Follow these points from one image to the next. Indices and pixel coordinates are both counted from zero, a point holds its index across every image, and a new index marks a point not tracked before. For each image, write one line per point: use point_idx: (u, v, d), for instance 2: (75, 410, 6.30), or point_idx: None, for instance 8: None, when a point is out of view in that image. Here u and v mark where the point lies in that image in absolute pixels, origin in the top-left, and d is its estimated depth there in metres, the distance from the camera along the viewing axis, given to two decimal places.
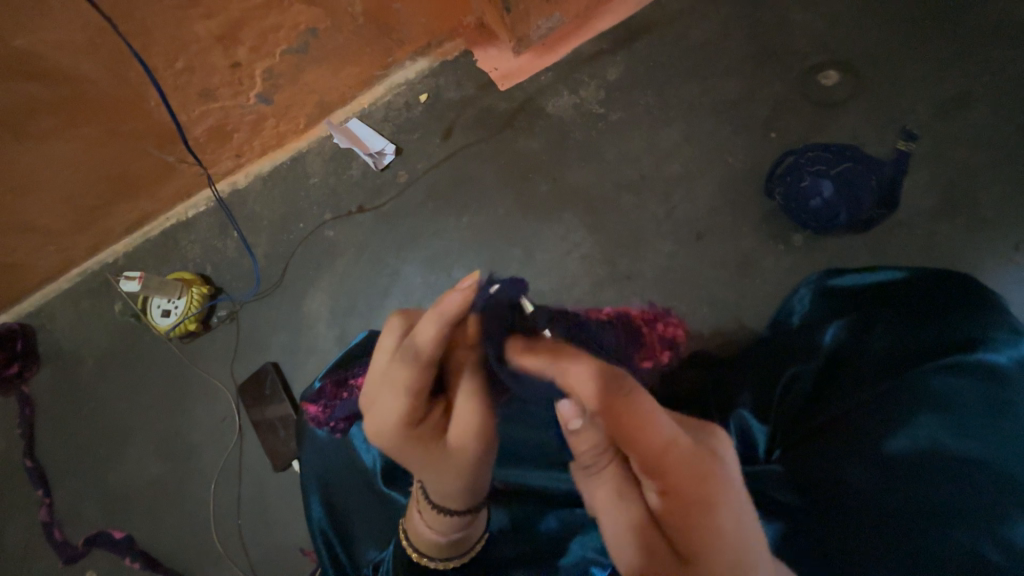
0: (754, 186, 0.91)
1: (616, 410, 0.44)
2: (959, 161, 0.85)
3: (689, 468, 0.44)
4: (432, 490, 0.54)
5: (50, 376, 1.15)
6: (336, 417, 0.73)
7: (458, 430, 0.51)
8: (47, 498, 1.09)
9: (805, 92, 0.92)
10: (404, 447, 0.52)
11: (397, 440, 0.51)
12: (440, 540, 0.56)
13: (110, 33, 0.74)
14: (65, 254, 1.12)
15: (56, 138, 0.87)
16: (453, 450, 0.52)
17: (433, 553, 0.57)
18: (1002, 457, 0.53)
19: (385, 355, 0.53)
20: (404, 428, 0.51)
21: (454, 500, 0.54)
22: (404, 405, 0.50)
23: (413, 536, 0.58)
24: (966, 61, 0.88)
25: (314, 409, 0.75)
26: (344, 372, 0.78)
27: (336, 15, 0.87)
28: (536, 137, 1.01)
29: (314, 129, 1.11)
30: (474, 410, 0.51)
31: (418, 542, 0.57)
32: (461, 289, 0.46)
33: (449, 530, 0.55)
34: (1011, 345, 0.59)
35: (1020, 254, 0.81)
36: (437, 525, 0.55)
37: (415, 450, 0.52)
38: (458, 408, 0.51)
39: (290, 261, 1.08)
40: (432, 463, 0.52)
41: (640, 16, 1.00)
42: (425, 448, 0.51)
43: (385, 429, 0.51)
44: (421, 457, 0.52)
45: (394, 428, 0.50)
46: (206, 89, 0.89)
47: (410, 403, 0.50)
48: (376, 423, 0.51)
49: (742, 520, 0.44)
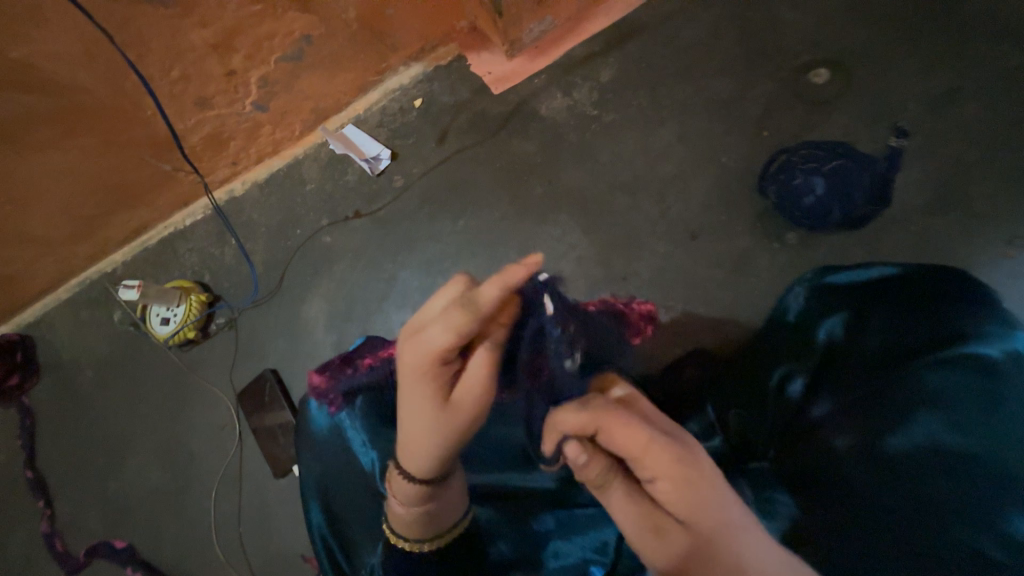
0: (748, 185, 0.91)
1: (605, 421, 0.48)
2: (950, 157, 0.85)
3: (670, 489, 0.46)
4: (409, 451, 0.54)
5: (50, 386, 1.15)
6: (337, 390, 0.75)
7: (466, 392, 0.52)
8: (48, 509, 1.09)
9: (797, 91, 0.93)
10: (416, 388, 0.52)
11: (412, 382, 0.52)
12: (417, 520, 0.57)
13: (106, 43, 0.75)
14: (63, 264, 1.12)
15: (54, 148, 0.88)
16: (452, 411, 0.52)
17: (410, 533, 0.57)
18: (1000, 450, 0.52)
19: (432, 307, 0.53)
20: (426, 370, 0.51)
21: (431, 465, 0.54)
22: (445, 343, 0.49)
23: (391, 517, 0.58)
24: (956, 57, 0.88)
25: (316, 379, 0.78)
26: (354, 352, 0.82)
27: (330, 22, 0.88)
28: (530, 139, 1.01)
29: (310, 135, 1.11)
30: (484, 379, 0.52)
31: (397, 523, 0.58)
32: (525, 264, 0.49)
33: (418, 502, 0.56)
34: (1003, 338, 0.59)
35: (1013, 248, 0.81)
36: (407, 495, 0.56)
37: (422, 399, 0.52)
38: (471, 370, 0.52)
39: (288, 266, 1.09)
40: (432, 416, 0.52)
41: (632, 18, 1.01)
42: (431, 400, 0.51)
43: (410, 364, 0.51)
44: (423, 410, 0.52)
45: (421, 365, 0.51)
46: (202, 97, 0.90)
47: (450, 347, 0.50)
48: (406, 357, 0.51)
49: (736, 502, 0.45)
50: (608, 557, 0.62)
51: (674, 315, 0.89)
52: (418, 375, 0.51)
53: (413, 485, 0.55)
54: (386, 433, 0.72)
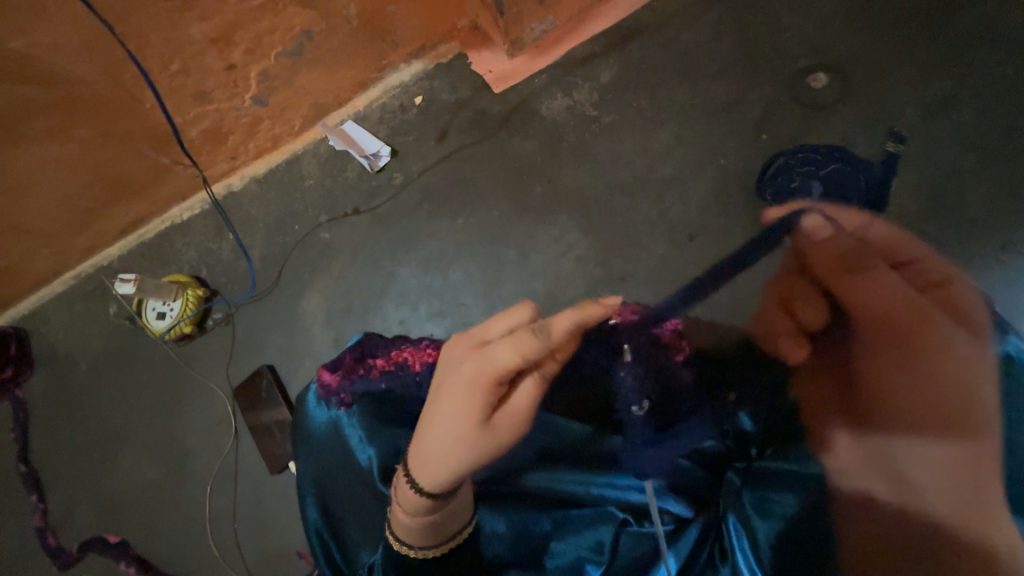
0: (746, 187, 0.91)
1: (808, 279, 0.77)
2: (946, 162, 0.86)
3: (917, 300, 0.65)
4: (430, 461, 0.54)
5: (44, 380, 1.14)
6: (348, 390, 0.76)
7: (512, 412, 0.55)
8: (41, 503, 1.08)
9: (796, 95, 0.93)
10: (469, 402, 0.53)
11: (463, 394, 0.53)
12: (423, 526, 0.57)
13: (104, 35, 0.75)
14: (59, 256, 1.11)
15: (50, 140, 0.87)
16: (492, 428, 0.54)
17: (413, 540, 0.57)
18: (985, 452, 0.53)
19: (502, 326, 0.57)
20: (480, 386, 0.53)
21: (447, 478, 0.54)
22: (510, 362, 0.51)
23: (394, 524, 0.58)
24: (952, 63, 0.89)
25: (327, 377, 0.78)
26: (364, 348, 0.82)
27: (332, 18, 0.88)
28: (531, 138, 1.01)
29: (309, 131, 1.11)
30: (530, 403, 0.55)
31: (401, 530, 0.58)
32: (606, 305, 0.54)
33: (422, 511, 0.56)
34: (992, 342, 0.60)
35: (1006, 253, 0.82)
36: (412, 504, 0.56)
37: (469, 411, 0.53)
38: (522, 392, 0.55)
39: (286, 262, 1.08)
40: (472, 431, 0.53)
41: (634, 19, 1.01)
42: (474, 413, 0.53)
43: (468, 378, 0.53)
44: (463, 421, 0.53)
45: (478, 380, 0.53)
46: (201, 91, 0.90)
47: (514, 369, 0.52)
48: (467, 370, 0.53)
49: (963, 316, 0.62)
50: (604, 555, 0.61)
51: None
52: (470, 386, 0.53)
53: (426, 496, 0.55)
54: (383, 431, 0.71)
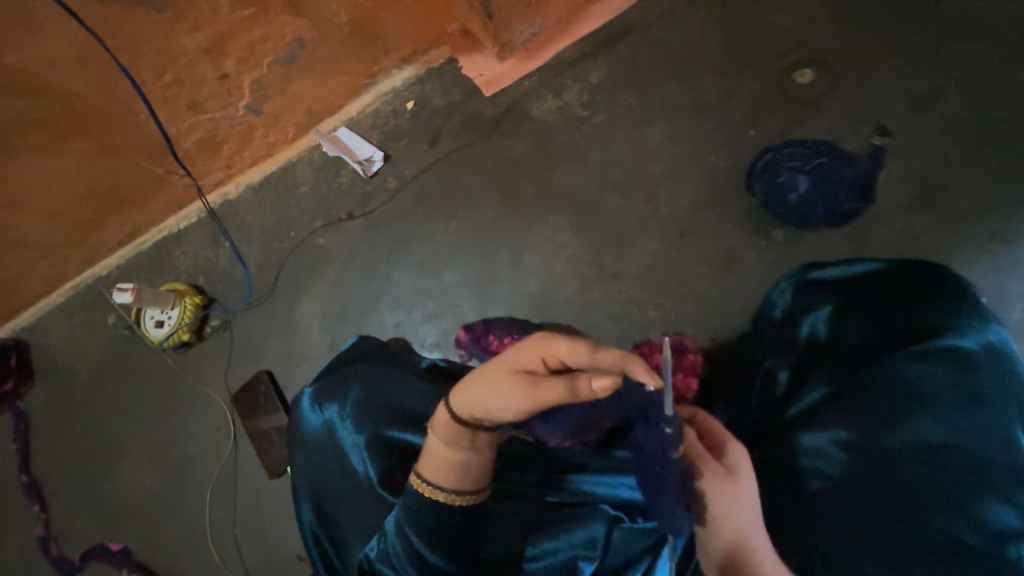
0: (735, 183, 0.92)
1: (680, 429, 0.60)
2: (933, 154, 0.87)
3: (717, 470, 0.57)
4: (464, 380, 0.55)
5: (44, 390, 1.15)
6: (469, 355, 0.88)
7: (527, 388, 0.49)
8: (43, 513, 1.09)
9: (783, 90, 0.94)
10: (507, 358, 0.52)
11: (513, 350, 0.53)
12: (453, 467, 0.56)
13: (97, 49, 0.76)
14: (58, 268, 1.13)
15: (47, 153, 0.88)
16: (505, 388, 0.50)
17: (442, 480, 0.56)
18: (970, 441, 0.55)
19: None
20: (527, 349, 0.52)
21: (463, 405, 0.54)
22: (559, 344, 0.50)
23: (427, 460, 0.57)
24: (938, 56, 0.90)
25: (462, 333, 0.89)
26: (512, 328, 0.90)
27: (323, 25, 0.89)
28: (522, 140, 1.02)
29: (303, 138, 1.12)
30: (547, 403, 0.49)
31: (430, 467, 0.57)
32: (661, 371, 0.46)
33: (454, 439, 0.55)
34: (978, 331, 0.61)
35: (995, 243, 0.82)
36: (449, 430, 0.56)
37: (507, 363, 0.52)
38: (544, 386, 0.48)
39: (282, 268, 1.09)
40: (490, 381, 0.52)
41: (622, 20, 1.02)
42: (503, 368, 0.52)
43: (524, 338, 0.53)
44: (495, 371, 0.52)
45: (533, 345, 0.51)
46: (195, 101, 0.91)
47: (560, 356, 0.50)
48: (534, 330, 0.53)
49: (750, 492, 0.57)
50: (597, 551, 0.62)
51: (664, 313, 0.90)
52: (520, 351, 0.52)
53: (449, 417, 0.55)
54: (373, 432, 0.72)
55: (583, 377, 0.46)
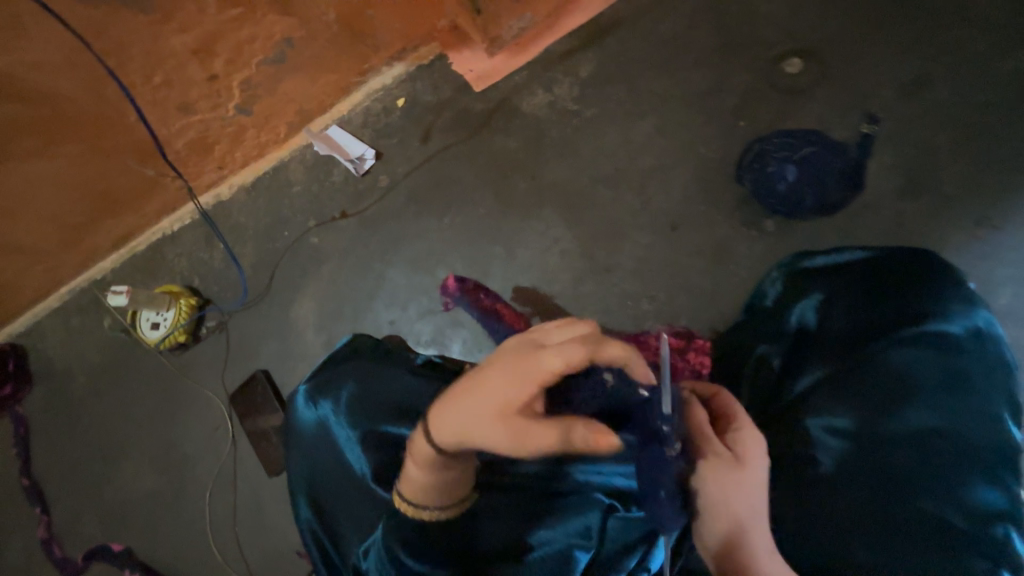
0: (725, 174, 0.92)
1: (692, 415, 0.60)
2: (922, 142, 0.87)
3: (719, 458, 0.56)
4: (445, 417, 0.51)
5: (43, 394, 1.16)
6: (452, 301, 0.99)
7: (525, 426, 0.48)
8: (45, 516, 1.10)
9: (773, 81, 0.94)
10: (495, 395, 0.49)
11: (504, 381, 0.49)
12: (436, 489, 0.56)
13: (85, 52, 0.76)
14: (53, 273, 1.13)
15: (37, 158, 0.88)
16: (501, 429, 0.49)
17: (426, 500, 0.57)
18: (958, 425, 0.56)
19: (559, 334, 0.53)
20: (524, 384, 0.49)
21: (445, 437, 0.51)
22: (557, 368, 0.49)
23: (405, 477, 0.57)
24: (926, 43, 0.90)
25: (452, 281, 0.98)
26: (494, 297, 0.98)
27: (311, 24, 0.89)
28: (513, 135, 1.02)
29: (294, 138, 1.11)
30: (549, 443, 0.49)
31: (411, 487, 0.57)
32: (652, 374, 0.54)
33: (430, 466, 0.54)
34: (965, 315, 0.61)
35: (983, 229, 0.83)
36: (427, 458, 0.54)
37: (500, 400, 0.49)
38: (542, 430, 0.49)
39: (277, 268, 1.09)
40: (482, 423, 0.49)
41: (611, 13, 1.02)
42: (494, 405, 0.49)
43: (509, 367, 0.50)
44: (483, 410, 0.49)
45: (523, 381, 0.49)
46: (185, 102, 0.91)
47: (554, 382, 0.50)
48: (520, 361, 0.50)
49: (757, 479, 0.56)
50: (592, 539, 0.63)
51: (656, 304, 0.91)
52: (507, 383, 0.49)
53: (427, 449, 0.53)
54: (369, 428, 0.72)
55: (580, 429, 0.49)
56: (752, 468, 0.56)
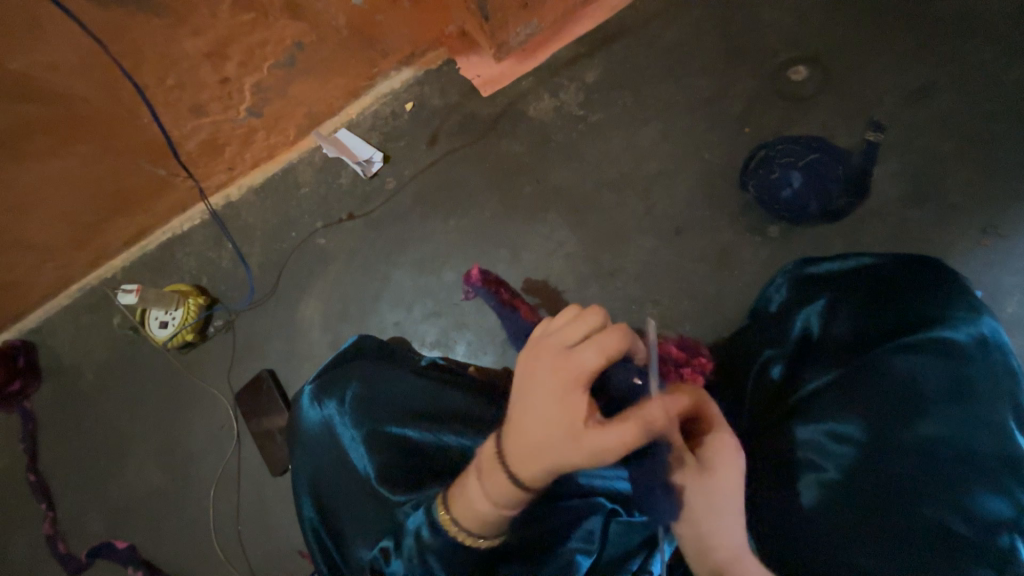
0: (730, 180, 0.93)
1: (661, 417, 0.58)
2: (927, 149, 0.87)
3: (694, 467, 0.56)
4: (522, 452, 0.52)
5: (51, 391, 1.17)
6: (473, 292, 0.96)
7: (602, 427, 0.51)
8: (51, 512, 1.11)
9: (778, 88, 0.95)
10: (561, 412, 0.51)
11: (564, 403, 0.52)
12: (505, 518, 0.55)
13: (102, 54, 0.78)
14: (64, 270, 1.14)
15: (51, 157, 0.90)
16: (589, 442, 0.50)
17: (491, 530, 0.55)
18: (962, 434, 0.56)
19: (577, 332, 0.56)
20: (573, 392, 0.52)
21: (531, 471, 0.51)
22: (595, 365, 0.53)
23: (460, 503, 0.56)
24: (931, 52, 0.90)
25: (477, 274, 0.95)
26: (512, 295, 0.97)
27: (321, 29, 0.91)
28: (519, 140, 1.03)
29: (303, 140, 1.13)
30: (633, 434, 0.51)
31: (473, 521, 0.55)
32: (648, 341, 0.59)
33: (511, 504, 0.53)
34: (968, 322, 0.61)
35: (989, 237, 0.83)
36: (503, 495, 0.53)
37: (564, 416, 0.52)
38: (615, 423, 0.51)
39: (284, 268, 1.11)
40: (564, 445, 0.50)
41: (617, 20, 1.03)
42: (564, 422, 0.51)
43: (558, 380, 0.53)
44: (557, 429, 0.51)
45: (576, 388, 0.52)
46: (197, 104, 0.92)
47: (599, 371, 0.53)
48: (564, 373, 0.53)
49: (733, 488, 0.56)
50: (594, 545, 0.63)
51: (660, 309, 0.91)
52: (565, 396, 0.52)
53: (517, 493, 0.52)
54: (373, 429, 0.73)
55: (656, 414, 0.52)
56: (726, 478, 0.56)
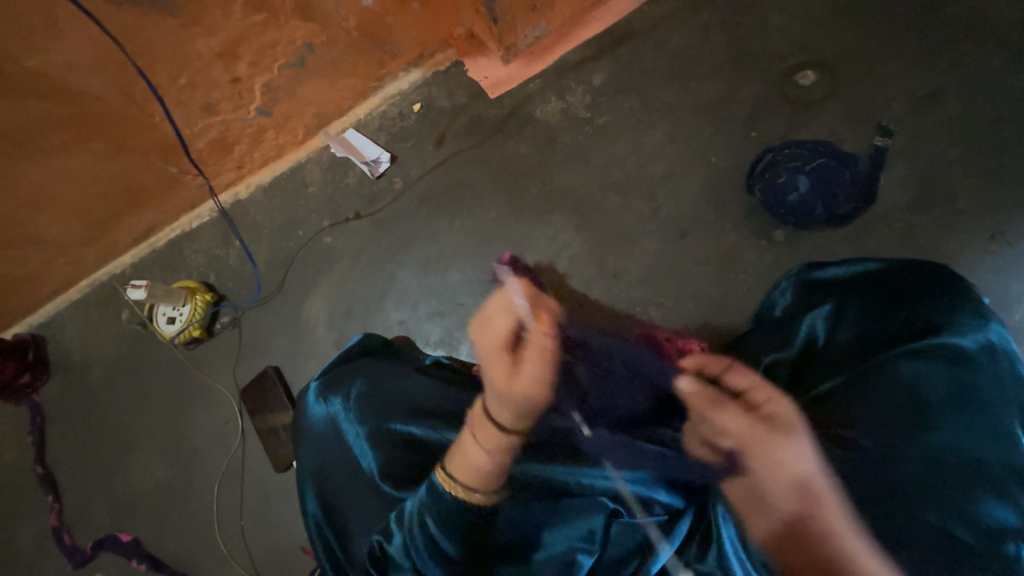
0: (736, 184, 0.93)
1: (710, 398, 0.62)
2: (935, 155, 0.87)
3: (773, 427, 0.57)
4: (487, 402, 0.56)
5: (60, 384, 1.18)
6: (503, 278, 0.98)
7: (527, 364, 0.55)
8: (57, 504, 1.12)
9: (785, 92, 0.95)
10: (492, 365, 0.55)
11: (493, 357, 0.56)
12: (493, 467, 0.56)
13: (116, 53, 0.79)
14: (74, 265, 1.16)
15: (65, 153, 0.92)
16: (524, 380, 0.55)
17: (483, 481, 0.55)
18: (966, 439, 0.55)
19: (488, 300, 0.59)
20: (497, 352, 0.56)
21: (502, 413, 0.55)
22: (507, 326, 0.56)
23: (455, 456, 0.57)
24: (940, 58, 0.90)
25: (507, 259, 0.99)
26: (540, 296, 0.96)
27: (331, 30, 0.92)
28: (525, 142, 1.04)
29: (312, 139, 1.14)
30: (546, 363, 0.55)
31: (465, 474, 0.56)
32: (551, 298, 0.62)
33: (500, 447, 0.56)
34: (975, 330, 0.61)
35: (996, 243, 0.82)
36: (490, 441, 0.55)
37: (494, 376, 0.55)
38: (527, 360, 0.55)
39: (290, 266, 1.12)
40: (502, 389, 0.54)
41: (624, 24, 1.03)
42: (500, 372, 0.55)
43: (489, 339, 0.56)
44: (496, 380, 0.55)
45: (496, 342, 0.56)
46: (208, 103, 0.94)
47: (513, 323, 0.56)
48: (485, 333, 0.57)
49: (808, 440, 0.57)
50: (595, 545, 0.63)
51: (664, 311, 0.91)
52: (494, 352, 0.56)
53: (499, 435, 0.55)
54: (378, 426, 0.73)
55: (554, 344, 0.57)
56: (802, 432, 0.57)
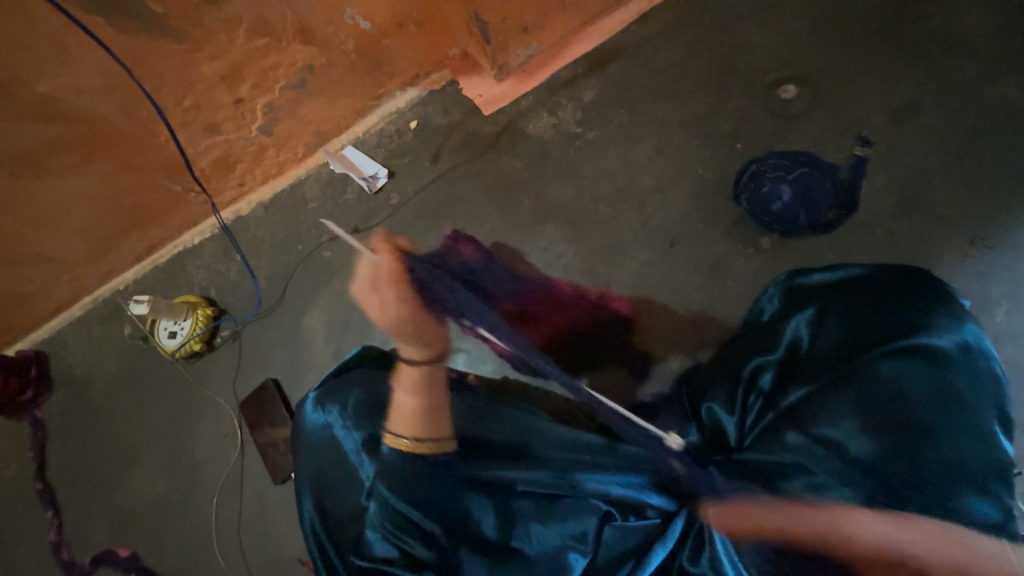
0: (723, 194, 0.95)
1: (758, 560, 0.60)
2: (914, 163, 0.90)
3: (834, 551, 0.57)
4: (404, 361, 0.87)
5: (61, 399, 1.20)
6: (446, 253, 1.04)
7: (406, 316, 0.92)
8: (56, 520, 1.12)
9: (768, 106, 0.98)
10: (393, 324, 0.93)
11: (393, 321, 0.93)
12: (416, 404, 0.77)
13: (124, 77, 0.83)
14: (78, 282, 1.18)
15: (73, 173, 0.95)
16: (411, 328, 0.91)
17: (419, 424, 0.74)
18: (948, 438, 0.57)
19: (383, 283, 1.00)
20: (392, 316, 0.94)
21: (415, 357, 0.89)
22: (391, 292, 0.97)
23: (395, 420, 0.75)
24: (916, 71, 0.93)
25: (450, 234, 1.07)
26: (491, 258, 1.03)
27: (330, 53, 0.96)
28: (518, 156, 1.07)
29: (312, 157, 1.17)
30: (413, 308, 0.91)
31: (403, 423, 0.75)
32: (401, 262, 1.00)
33: (418, 389, 0.80)
34: (952, 331, 0.62)
35: (977, 247, 0.84)
36: (410, 387, 0.81)
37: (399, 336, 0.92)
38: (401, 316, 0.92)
39: (290, 280, 1.14)
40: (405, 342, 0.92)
41: (612, 42, 1.07)
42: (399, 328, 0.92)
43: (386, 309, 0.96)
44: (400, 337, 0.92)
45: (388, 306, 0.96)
46: (211, 124, 0.97)
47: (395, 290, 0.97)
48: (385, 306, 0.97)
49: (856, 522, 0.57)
50: (587, 544, 0.65)
51: (656, 319, 0.93)
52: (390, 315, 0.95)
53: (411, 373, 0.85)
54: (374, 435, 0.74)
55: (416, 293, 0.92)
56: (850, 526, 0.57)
